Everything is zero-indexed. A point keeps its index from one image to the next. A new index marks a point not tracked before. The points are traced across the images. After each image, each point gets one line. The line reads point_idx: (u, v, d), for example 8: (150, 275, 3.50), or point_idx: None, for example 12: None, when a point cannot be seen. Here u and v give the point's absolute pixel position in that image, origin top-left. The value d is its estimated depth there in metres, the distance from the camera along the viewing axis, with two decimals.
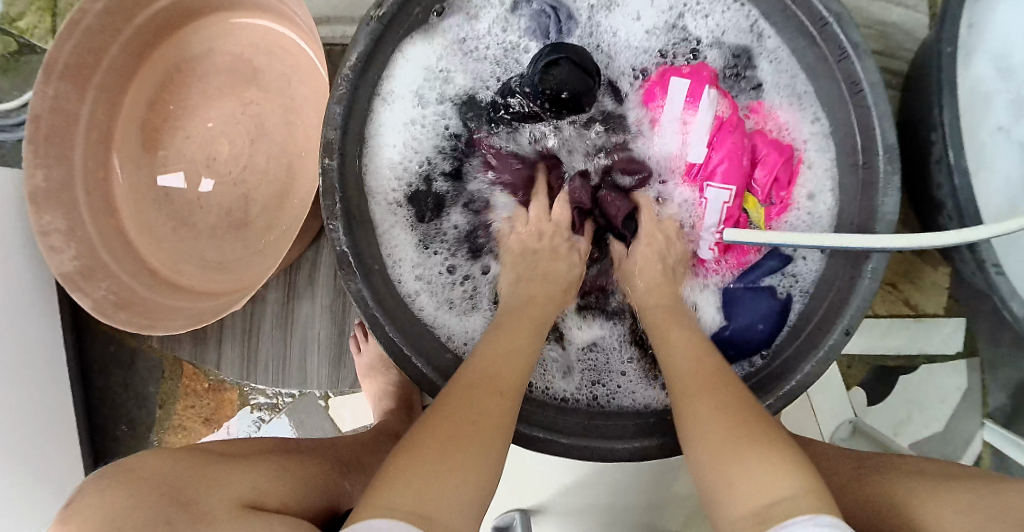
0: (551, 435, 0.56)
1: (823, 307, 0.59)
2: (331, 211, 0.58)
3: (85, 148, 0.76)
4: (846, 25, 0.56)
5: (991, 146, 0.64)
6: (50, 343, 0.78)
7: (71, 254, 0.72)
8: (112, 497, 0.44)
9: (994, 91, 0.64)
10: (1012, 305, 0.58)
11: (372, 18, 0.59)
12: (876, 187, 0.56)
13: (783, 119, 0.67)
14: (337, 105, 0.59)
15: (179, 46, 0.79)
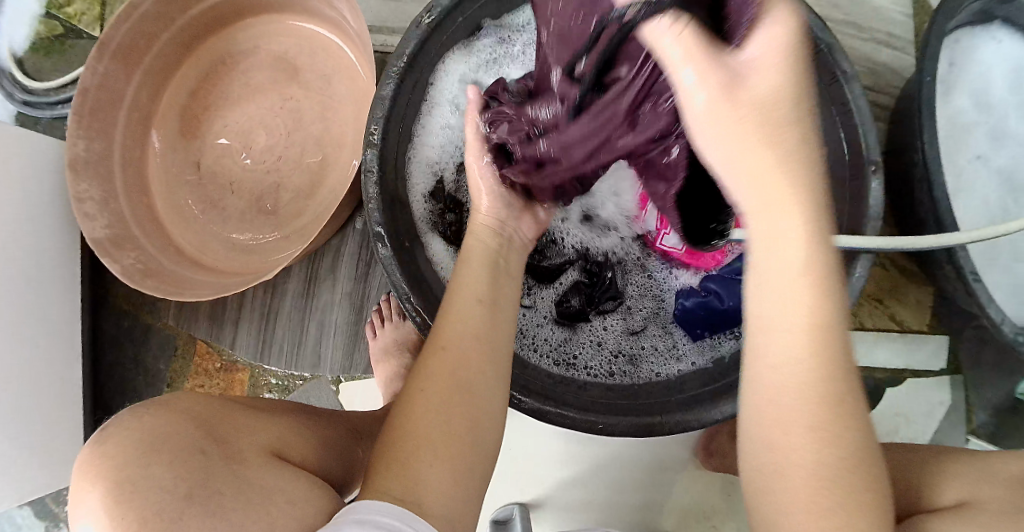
0: (563, 409, 0.59)
1: None
2: (369, 194, 0.63)
3: (126, 126, 0.79)
4: (837, 54, 0.62)
5: (970, 172, 0.71)
6: (65, 313, 0.79)
7: (103, 223, 0.74)
8: (151, 426, 0.42)
9: (973, 123, 0.72)
10: (990, 311, 0.63)
11: (422, 22, 0.65)
12: (864, 196, 0.62)
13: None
14: (384, 95, 0.64)
15: (226, 41, 0.85)
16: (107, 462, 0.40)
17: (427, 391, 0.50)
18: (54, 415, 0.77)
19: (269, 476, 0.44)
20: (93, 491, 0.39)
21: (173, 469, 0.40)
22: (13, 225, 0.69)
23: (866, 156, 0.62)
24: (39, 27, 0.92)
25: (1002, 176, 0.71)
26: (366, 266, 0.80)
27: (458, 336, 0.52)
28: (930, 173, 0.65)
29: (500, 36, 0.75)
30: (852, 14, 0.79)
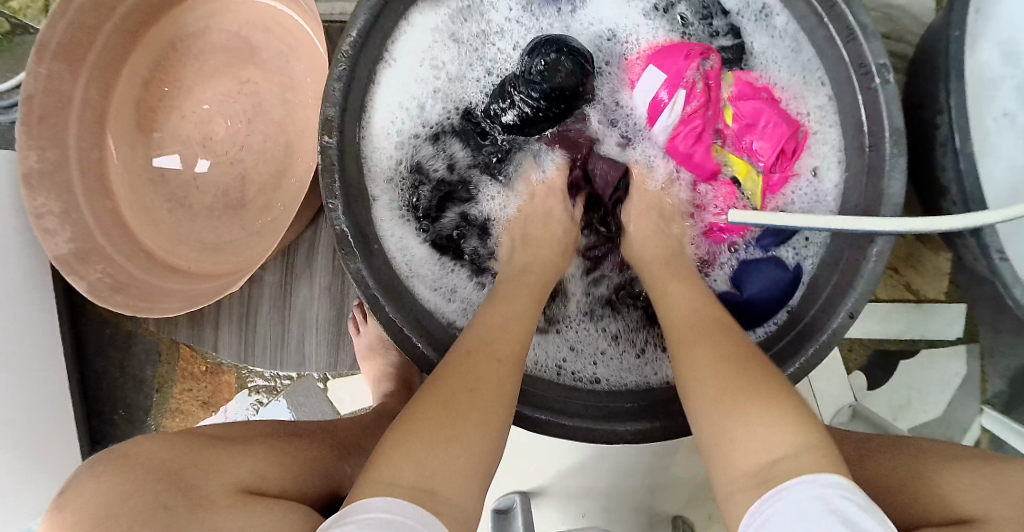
0: (553, 415, 0.56)
1: (829, 286, 0.58)
2: (330, 188, 0.57)
3: (79, 128, 0.74)
4: (856, 8, 0.54)
5: (996, 132, 0.64)
6: (44, 328, 0.77)
7: (66, 237, 0.70)
8: (105, 487, 0.40)
9: (1000, 76, 0.64)
10: (1014, 291, 0.58)
11: None
12: (883, 174, 0.55)
13: (789, 95, 0.66)
14: (337, 78, 0.58)
15: (175, 25, 0.78)
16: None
17: (476, 395, 0.47)
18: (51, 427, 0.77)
19: (239, 518, 0.43)
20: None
21: None
22: None
23: (889, 123, 0.54)
24: None
25: None
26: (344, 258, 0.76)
27: (507, 350, 0.51)
28: (955, 140, 0.59)
29: None
30: None
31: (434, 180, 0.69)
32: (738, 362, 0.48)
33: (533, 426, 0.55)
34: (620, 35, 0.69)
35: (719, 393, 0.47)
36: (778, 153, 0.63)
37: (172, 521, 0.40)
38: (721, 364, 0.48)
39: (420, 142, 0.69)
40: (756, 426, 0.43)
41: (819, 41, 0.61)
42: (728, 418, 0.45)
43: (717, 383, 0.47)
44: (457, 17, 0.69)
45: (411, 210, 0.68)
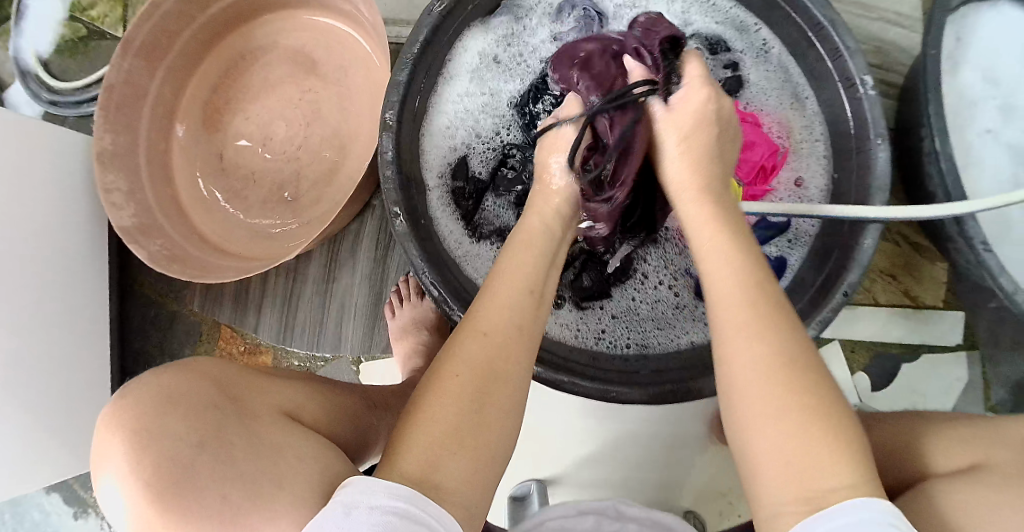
0: (572, 378, 0.60)
1: (827, 270, 0.63)
2: (387, 173, 0.64)
3: (150, 120, 0.82)
4: (841, 30, 0.61)
5: (979, 146, 0.73)
6: (94, 301, 0.82)
7: (130, 212, 0.77)
8: (165, 381, 0.44)
9: (980, 98, 0.73)
10: (1002, 281, 0.63)
11: (434, 8, 0.66)
12: (871, 165, 0.60)
13: (776, 117, 0.71)
14: (400, 80, 0.65)
15: (245, 38, 0.87)
16: (125, 413, 0.41)
17: (461, 379, 0.45)
18: (87, 396, 0.80)
19: (281, 433, 0.46)
20: (116, 466, 0.39)
21: (186, 420, 0.41)
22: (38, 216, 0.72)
23: (872, 130, 0.60)
24: (63, 30, 0.96)
25: (1013, 150, 0.72)
26: (386, 248, 0.83)
27: (499, 323, 0.48)
28: (936, 146, 0.66)
29: (514, 14, 0.75)
30: None
31: (478, 177, 0.75)
32: (788, 383, 0.41)
33: (560, 388, 0.60)
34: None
35: (766, 416, 0.41)
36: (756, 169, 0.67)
37: (222, 417, 0.43)
38: (772, 383, 0.42)
39: (468, 143, 0.75)
40: (806, 454, 0.39)
41: (805, 61, 0.67)
42: (766, 437, 0.41)
43: (764, 407, 0.41)
44: (502, 40, 0.76)
45: (457, 202, 0.74)
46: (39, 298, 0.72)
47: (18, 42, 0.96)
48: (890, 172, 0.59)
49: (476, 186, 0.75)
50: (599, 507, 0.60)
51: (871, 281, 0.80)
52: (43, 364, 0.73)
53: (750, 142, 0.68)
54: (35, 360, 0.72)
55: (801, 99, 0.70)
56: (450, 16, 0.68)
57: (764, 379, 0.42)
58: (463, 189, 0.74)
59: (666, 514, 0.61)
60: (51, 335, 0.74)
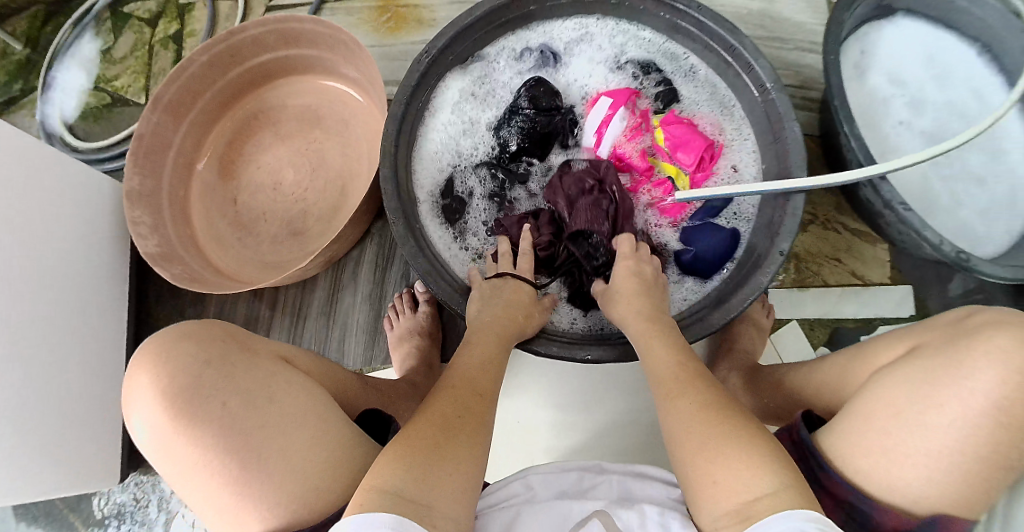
0: (549, 346, 0.71)
1: (764, 240, 0.73)
2: (389, 192, 0.73)
3: (173, 168, 0.93)
4: (750, 50, 0.76)
5: (897, 133, 0.92)
6: (111, 330, 0.89)
7: (155, 242, 0.87)
8: (186, 327, 0.56)
9: (891, 95, 0.94)
10: (927, 234, 0.75)
11: (423, 57, 0.76)
12: (787, 141, 0.74)
13: (709, 120, 0.83)
14: (395, 116, 0.75)
15: (258, 99, 1.00)
16: (155, 349, 0.54)
17: (442, 401, 0.57)
18: (86, 414, 0.84)
19: (273, 368, 0.57)
20: (144, 398, 0.53)
21: (197, 352, 0.54)
22: (67, 247, 0.82)
23: (786, 119, 0.74)
24: (87, 98, 1.12)
25: (924, 133, 0.92)
26: (383, 270, 0.89)
27: (472, 369, 0.62)
28: (845, 129, 0.81)
29: (486, 59, 0.85)
30: (774, 32, 0.99)
31: (466, 196, 0.82)
32: (707, 413, 0.55)
33: (533, 349, 0.71)
34: (579, 84, 0.86)
35: (703, 439, 0.53)
36: (700, 159, 0.78)
37: (226, 350, 0.56)
38: (695, 413, 0.56)
39: (454, 168, 0.83)
40: (733, 472, 0.50)
41: (729, 80, 0.81)
42: (703, 459, 0.53)
43: (698, 433, 0.54)
44: (478, 81, 0.85)
45: (450, 220, 0.81)
46: (52, 313, 0.79)
47: (46, 107, 1.11)
48: (802, 153, 0.72)
49: (460, 204, 0.82)
50: (584, 466, 0.67)
51: (820, 264, 0.89)
52: (54, 382, 0.79)
53: (686, 140, 0.78)
54: (47, 377, 0.78)
55: (727, 107, 0.83)
56: (434, 59, 0.78)
57: (700, 424, 0.55)
58: (454, 207, 0.82)
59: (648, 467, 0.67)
60: (69, 354, 0.81)
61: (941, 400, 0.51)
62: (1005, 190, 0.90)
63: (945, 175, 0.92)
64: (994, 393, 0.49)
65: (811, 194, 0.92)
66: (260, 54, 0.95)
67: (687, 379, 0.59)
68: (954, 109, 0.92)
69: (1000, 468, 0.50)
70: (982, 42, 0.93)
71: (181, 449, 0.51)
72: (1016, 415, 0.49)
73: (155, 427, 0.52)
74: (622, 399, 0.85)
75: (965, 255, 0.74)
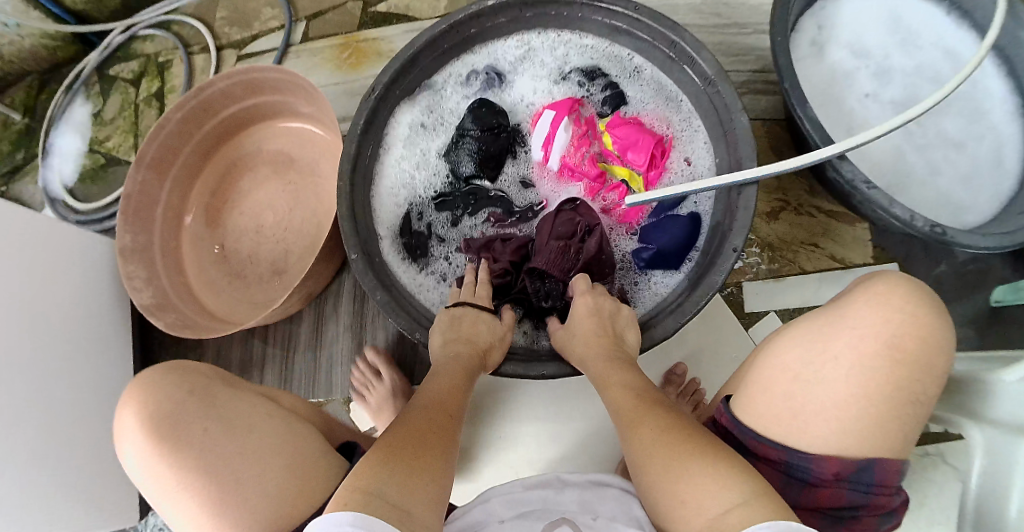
0: (514, 366, 0.70)
1: (719, 238, 0.72)
2: (346, 230, 0.73)
3: (161, 221, 0.98)
4: (691, 42, 0.74)
5: (864, 107, 0.87)
6: (119, 379, 0.95)
7: (149, 292, 0.92)
8: (167, 368, 0.63)
9: (858, 68, 0.89)
10: (896, 211, 0.72)
11: (370, 93, 0.78)
12: (738, 136, 0.72)
13: (655, 116, 0.83)
14: (348, 154, 0.76)
15: (234, 148, 1.05)
16: (140, 391, 0.61)
17: (413, 419, 0.56)
18: (103, 460, 0.90)
19: (250, 408, 0.63)
20: (129, 426, 0.60)
21: (181, 390, 0.61)
22: (69, 306, 0.88)
23: (734, 111, 0.72)
24: (83, 160, 1.19)
25: (892, 105, 0.86)
26: (361, 302, 0.92)
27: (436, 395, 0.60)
28: (798, 111, 0.76)
29: (433, 88, 0.86)
30: (733, 17, 0.95)
31: (426, 228, 0.83)
32: (679, 432, 0.52)
33: (498, 373, 0.70)
34: (525, 102, 0.87)
35: (674, 458, 0.50)
36: (651, 158, 0.78)
37: (208, 388, 0.63)
38: (661, 435, 0.53)
39: (411, 201, 0.84)
40: (705, 480, 0.47)
41: (674, 75, 0.81)
42: (676, 475, 0.49)
43: (664, 452, 0.51)
44: (426, 111, 0.86)
45: (412, 253, 0.81)
46: (62, 370, 0.86)
47: (46, 172, 1.18)
48: (751, 141, 0.70)
49: (421, 239, 0.82)
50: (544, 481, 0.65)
51: (797, 251, 0.88)
52: (67, 433, 0.84)
53: (633, 141, 0.78)
54: (61, 428, 0.83)
55: (674, 99, 0.82)
56: (381, 95, 0.79)
57: (660, 447, 0.52)
58: (414, 240, 0.82)
59: (608, 476, 0.65)
60: (80, 406, 0.87)
61: (838, 351, 0.55)
62: (988, 152, 0.85)
63: (920, 146, 0.86)
64: (882, 333, 0.54)
65: (782, 180, 0.90)
66: (229, 105, 0.99)
67: (650, 403, 0.57)
68: (923, 73, 0.87)
69: (908, 403, 0.53)
70: (950, 2, 0.88)
71: (162, 472, 0.58)
72: (906, 348, 0.54)
73: (138, 454, 0.59)
74: (600, 403, 0.85)
75: (941, 228, 0.71)
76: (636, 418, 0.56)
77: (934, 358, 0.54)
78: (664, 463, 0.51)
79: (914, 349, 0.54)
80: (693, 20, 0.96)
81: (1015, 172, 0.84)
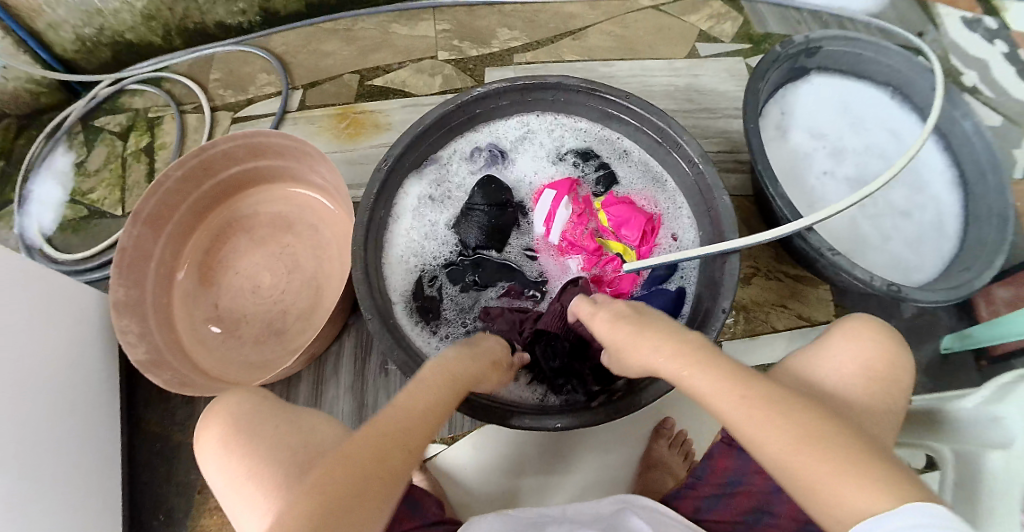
0: (522, 416, 0.75)
1: (707, 302, 0.80)
2: (362, 294, 0.77)
3: (155, 278, 0.98)
4: (676, 131, 0.84)
5: (823, 183, 0.99)
6: (103, 439, 0.93)
7: (143, 349, 0.91)
8: (233, 394, 0.67)
9: (813, 149, 1.02)
10: (857, 273, 0.84)
11: (383, 166, 0.83)
12: (720, 211, 0.81)
13: (644, 195, 0.92)
14: (362, 222, 0.81)
15: (229, 210, 1.07)
16: (214, 418, 0.65)
17: (382, 424, 0.55)
18: (86, 519, 0.87)
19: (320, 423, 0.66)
20: (207, 442, 0.64)
21: (247, 413, 0.64)
22: (56, 366, 0.86)
23: (714, 187, 0.82)
24: (65, 212, 1.17)
25: (847, 181, 0.99)
26: (363, 360, 0.95)
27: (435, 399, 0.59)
28: (770, 189, 0.87)
29: (439, 163, 0.93)
30: (703, 103, 1.07)
31: (435, 293, 0.88)
32: (805, 435, 0.49)
33: (510, 425, 0.74)
34: (526, 180, 0.95)
35: (815, 464, 0.47)
36: (643, 234, 0.86)
37: (275, 408, 0.66)
38: (791, 439, 0.49)
39: (419, 269, 0.89)
40: (850, 485, 0.46)
41: (660, 156, 0.90)
42: (831, 482, 0.46)
43: (813, 458, 0.48)
44: (434, 184, 0.93)
45: (422, 316, 0.86)
46: (53, 425, 0.84)
47: (23, 222, 1.16)
48: (732, 218, 0.79)
49: (431, 303, 0.87)
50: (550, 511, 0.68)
51: (767, 311, 0.98)
52: (52, 498, 0.81)
53: (626, 218, 0.86)
54: (47, 490, 0.81)
55: (660, 180, 0.92)
56: (393, 169, 0.85)
57: (797, 452, 0.48)
58: (424, 304, 0.87)
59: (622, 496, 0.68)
60: (64, 467, 0.84)
61: (829, 373, 0.64)
62: (931, 218, 0.99)
63: (871, 216, 1.00)
64: (858, 357, 0.64)
65: (752, 249, 1.01)
66: (229, 166, 1.02)
67: (752, 397, 0.52)
68: (872, 151, 1.02)
69: (888, 413, 0.62)
70: (893, 85, 1.04)
71: (235, 479, 0.61)
72: (879, 369, 0.63)
73: (218, 464, 0.63)
74: (595, 454, 0.90)
75: (896, 286, 0.83)
76: (744, 419, 0.51)
77: (900, 377, 0.64)
78: (816, 465, 0.47)
79: (887, 371, 0.64)
80: (668, 104, 1.07)
81: (955, 236, 0.97)
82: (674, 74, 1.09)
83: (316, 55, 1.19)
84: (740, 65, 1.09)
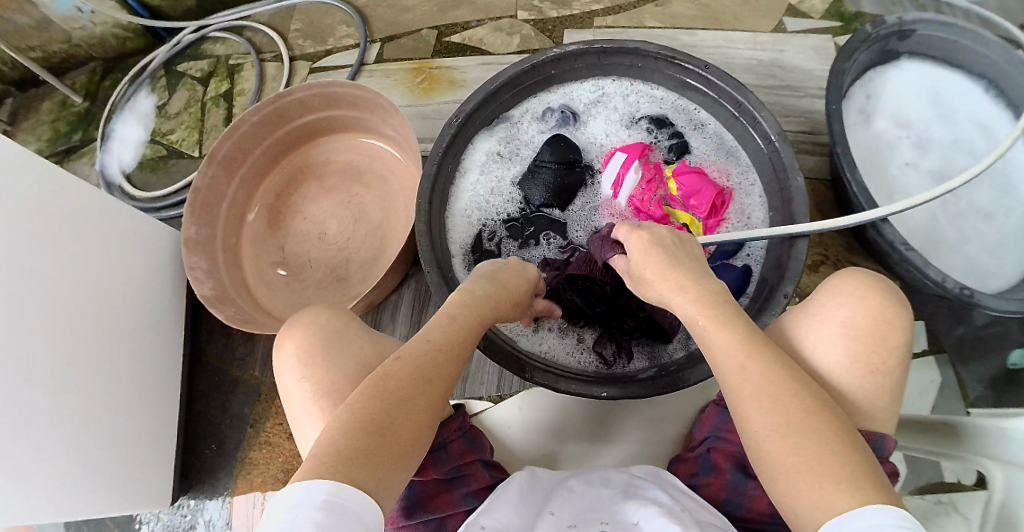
0: (569, 382, 0.75)
1: (771, 284, 0.78)
2: (425, 242, 0.78)
3: (226, 220, 1.01)
4: (755, 104, 0.81)
5: (905, 174, 0.95)
6: (168, 368, 0.98)
7: (209, 285, 0.94)
8: (317, 312, 0.68)
9: (896, 137, 0.97)
10: (930, 273, 0.79)
11: (455, 118, 0.83)
12: (792, 191, 0.78)
13: (716, 167, 0.90)
14: (430, 171, 0.81)
15: (303, 156, 1.09)
16: (297, 329, 0.67)
17: (422, 347, 0.55)
18: (145, 441, 0.91)
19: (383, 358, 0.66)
20: (286, 353, 0.66)
21: (327, 333, 0.66)
22: (130, 293, 0.90)
23: (789, 169, 0.78)
24: (144, 150, 1.22)
25: (928, 174, 0.94)
26: (420, 309, 0.96)
27: (461, 329, 0.59)
28: (847, 173, 0.83)
29: (510, 121, 0.92)
30: (785, 80, 1.04)
31: (495, 248, 0.88)
32: (791, 428, 0.48)
33: (556, 389, 0.75)
34: (596, 142, 0.94)
35: (789, 458, 0.47)
36: (712, 207, 0.83)
37: (352, 332, 0.67)
38: (775, 428, 0.48)
39: (480, 223, 0.89)
40: (811, 481, 0.45)
41: (736, 130, 0.87)
42: (795, 474, 0.46)
43: (787, 449, 0.47)
44: (502, 140, 0.92)
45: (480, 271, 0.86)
46: (125, 349, 0.88)
47: (106, 158, 1.21)
48: (805, 200, 0.76)
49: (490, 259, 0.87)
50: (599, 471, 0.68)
51: None
52: (117, 416, 0.85)
53: (698, 189, 0.83)
54: (113, 409, 0.85)
55: (733, 154, 0.89)
56: (464, 121, 0.84)
57: (781, 439, 0.48)
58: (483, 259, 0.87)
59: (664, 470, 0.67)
60: (131, 389, 0.89)
61: (808, 337, 0.61)
62: (1018, 223, 0.93)
63: (953, 215, 0.94)
64: (839, 319, 0.60)
65: (823, 236, 0.97)
66: (304, 114, 1.04)
67: (766, 376, 0.51)
68: (960, 145, 0.96)
69: (879, 376, 0.58)
70: (988, 78, 0.97)
71: (308, 395, 0.63)
72: (865, 330, 0.59)
73: (293, 374, 0.65)
74: (640, 430, 0.88)
75: (970, 291, 0.78)
76: (749, 391, 0.51)
77: (889, 336, 0.59)
78: (791, 456, 0.47)
79: (872, 330, 0.59)
80: (749, 78, 1.04)
81: None
82: (758, 47, 1.06)
83: (396, 9, 1.19)
84: (829, 43, 1.05)
